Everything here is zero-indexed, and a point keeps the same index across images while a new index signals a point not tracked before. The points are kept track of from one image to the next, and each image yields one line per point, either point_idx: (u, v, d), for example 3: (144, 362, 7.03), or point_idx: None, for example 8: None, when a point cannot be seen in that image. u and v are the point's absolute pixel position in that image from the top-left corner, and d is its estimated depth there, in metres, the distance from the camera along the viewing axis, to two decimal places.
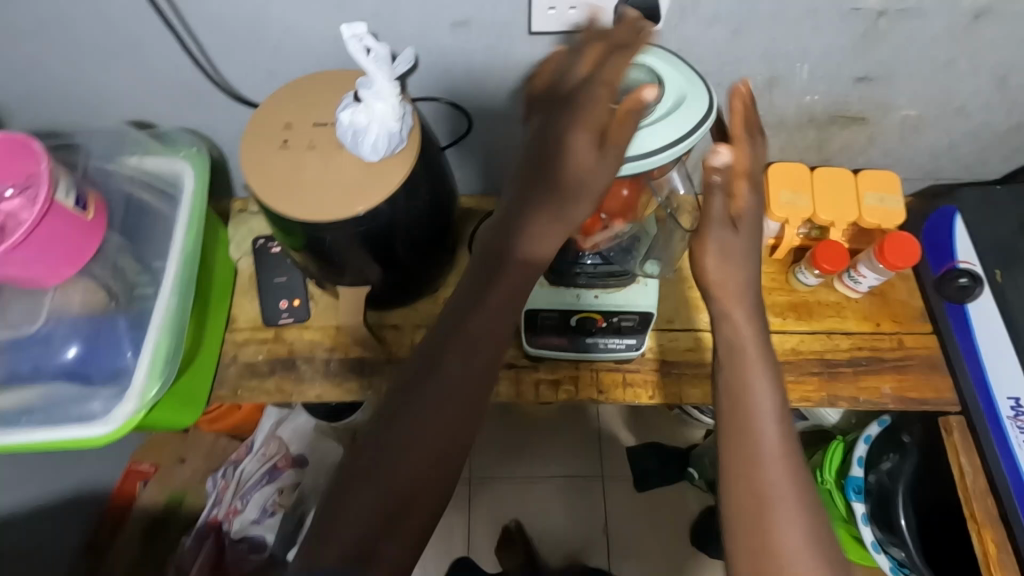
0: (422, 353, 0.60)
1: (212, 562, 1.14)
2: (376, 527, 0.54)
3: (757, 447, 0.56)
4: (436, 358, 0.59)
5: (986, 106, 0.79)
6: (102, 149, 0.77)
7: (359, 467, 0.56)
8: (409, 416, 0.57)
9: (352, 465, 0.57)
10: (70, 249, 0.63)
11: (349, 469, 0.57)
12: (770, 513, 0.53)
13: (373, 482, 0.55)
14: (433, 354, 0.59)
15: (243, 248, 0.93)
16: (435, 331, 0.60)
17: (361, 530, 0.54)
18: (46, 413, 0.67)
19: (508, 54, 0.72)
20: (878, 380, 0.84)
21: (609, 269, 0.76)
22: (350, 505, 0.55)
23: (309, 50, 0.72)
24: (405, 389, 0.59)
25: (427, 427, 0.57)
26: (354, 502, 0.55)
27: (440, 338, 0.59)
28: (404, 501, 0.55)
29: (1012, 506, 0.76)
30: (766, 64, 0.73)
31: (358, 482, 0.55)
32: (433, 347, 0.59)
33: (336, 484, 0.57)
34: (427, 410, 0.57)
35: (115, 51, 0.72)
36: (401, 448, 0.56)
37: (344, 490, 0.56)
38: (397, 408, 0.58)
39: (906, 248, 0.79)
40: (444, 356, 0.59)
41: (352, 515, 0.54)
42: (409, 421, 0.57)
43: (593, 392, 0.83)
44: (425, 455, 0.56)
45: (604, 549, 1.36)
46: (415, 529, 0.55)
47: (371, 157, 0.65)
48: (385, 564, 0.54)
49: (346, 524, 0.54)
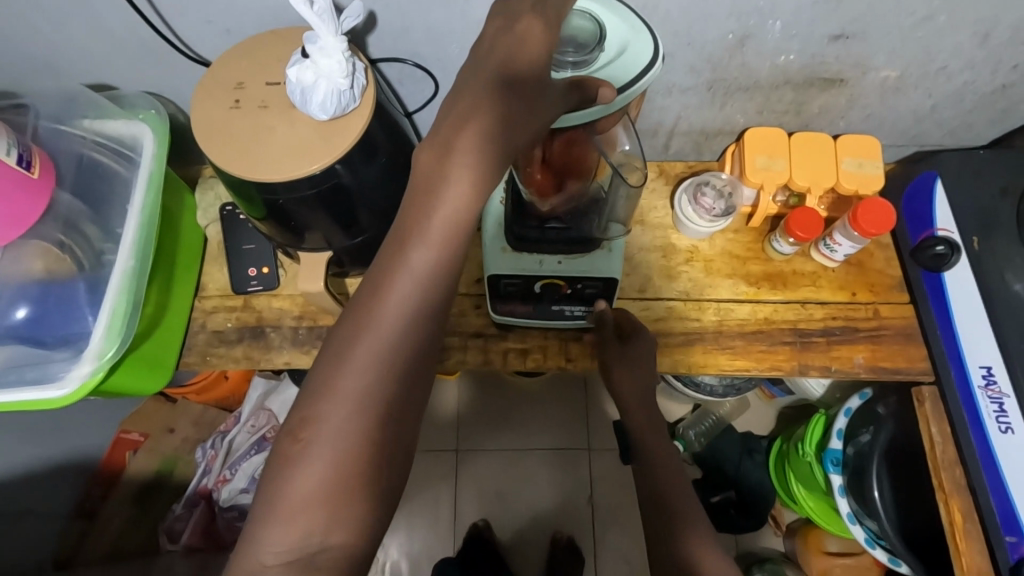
0: (356, 306, 0.49)
1: (202, 526, 1.21)
2: (322, 521, 0.45)
3: (663, 471, 0.75)
4: (372, 312, 0.48)
5: (969, 66, 0.76)
6: (55, 110, 0.75)
7: (294, 451, 0.46)
8: (348, 385, 0.47)
9: (285, 450, 0.47)
10: (15, 209, 0.63)
11: (283, 455, 0.47)
12: (683, 524, 0.69)
13: (314, 468, 0.46)
14: (367, 307, 0.48)
15: (210, 214, 0.90)
16: (369, 278, 0.49)
17: (305, 525, 0.45)
18: (2, 376, 0.67)
19: (468, 11, 0.69)
20: (851, 349, 0.83)
21: (570, 235, 0.73)
22: (289, 497, 0.46)
23: (264, 9, 0.70)
24: (339, 351, 0.48)
25: (370, 396, 0.47)
26: (293, 494, 0.46)
27: (376, 286, 0.49)
28: (351, 487, 0.46)
29: (979, 478, 0.76)
30: (736, 21, 0.70)
31: (295, 469, 0.46)
32: (368, 300, 0.49)
33: (272, 474, 0.47)
34: (368, 376, 0.47)
35: (62, 9, 0.69)
36: (343, 424, 0.46)
37: (280, 481, 0.46)
38: (330, 377, 0.47)
39: (881, 213, 0.77)
40: (382, 309, 0.48)
41: (292, 509, 0.45)
42: (348, 392, 0.47)
43: (559, 361, 0.83)
44: (372, 430, 0.47)
45: (589, 518, 1.37)
46: (366, 516, 0.47)
47: (321, 117, 0.63)
48: (334, 562, 0.45)
49: (288, 521, 0.45)
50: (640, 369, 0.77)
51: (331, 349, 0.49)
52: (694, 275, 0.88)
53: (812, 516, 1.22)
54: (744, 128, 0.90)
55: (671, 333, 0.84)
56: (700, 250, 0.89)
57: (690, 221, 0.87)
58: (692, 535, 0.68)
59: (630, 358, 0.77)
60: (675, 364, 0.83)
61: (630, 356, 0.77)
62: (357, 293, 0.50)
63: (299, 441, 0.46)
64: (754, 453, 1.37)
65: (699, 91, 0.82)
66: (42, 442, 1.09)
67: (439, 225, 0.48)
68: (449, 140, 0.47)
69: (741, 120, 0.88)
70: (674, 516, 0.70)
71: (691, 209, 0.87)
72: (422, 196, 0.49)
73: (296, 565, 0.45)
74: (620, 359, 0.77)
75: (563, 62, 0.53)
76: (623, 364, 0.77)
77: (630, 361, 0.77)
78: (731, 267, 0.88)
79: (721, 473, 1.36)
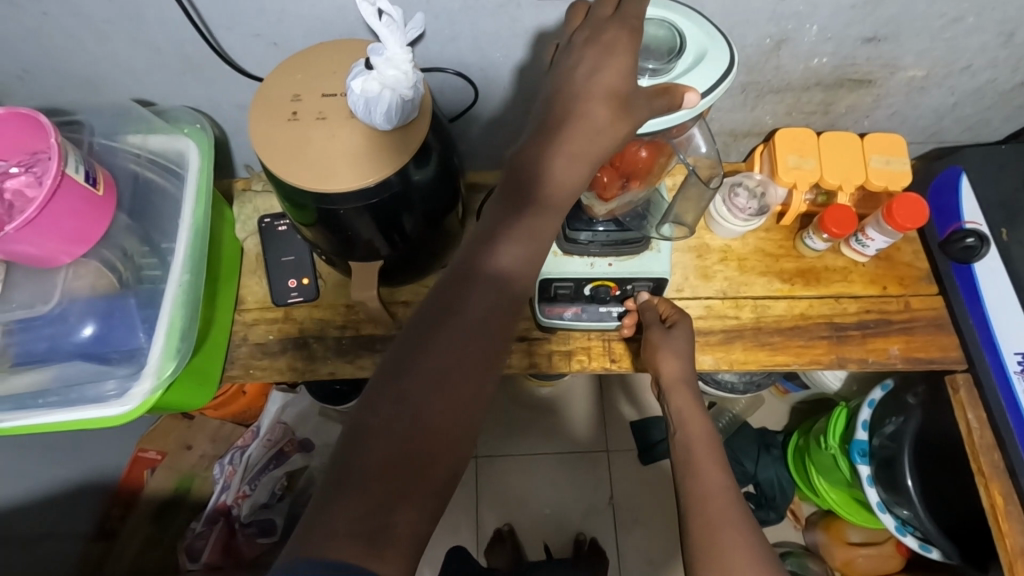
0: (437, 294, 0.53)
1: (223, 543, 1.14)
2: (393, 493, 0.44)
3: (699, 479, 0.65)
4: (457, 299, 0.52)
5: (991, 64, 0.79)
6: (106, 126, 0.75)
7: (371, 423, 0.47)
8: (427, 364, 0.49)
9: (361, 422, 0.47)
10: (82, 226, 0.64)
11: (359, 426, 0.47)
12: (718, 535, 0.59)
13: (390, 439, 0.46)
14: (452, 294, 0.52)
15: (249, 227, 0.91)
16: (454, 270, 0.54)
17: (377, 496, 0.44)
18: (61, 395, 0.67)
19: (516, 21, 0.71)
20: (886, 341, 0.85)
21: (623, 235, 0.75)
22: (362, 466, 0.45)
23: (314, 20, 0.71)
24: (421, 332, 0.51)
25: (448, 374, 0.49)
26: (368, 464, 0.45)
27: (462, 278, 0.53)
28: (421, 460, 0.46)
29: (1019, 458, 0.78)
30: (775, 25, 0.72)
31: (370, 440, 0.46)
32: (453, 288, 0.52)
33: (343, 447, 0.46)
34: (447, 356, 0.50)
35: (112, 22, 0.69)
36: (420, 398, 0.48)
37: (354, 451, 0.45)
38: (410, 355, 0.50)
39: (914, 208, 0.80)
40: (466, 297, 0.52)
41: (365, 479, 0.44)
42: (427, 370, 0.49)
43: (604, 361, 0.84)
44: (447, 405, 0.48)
45: (610, 517, 1.38)
46: (432, 493, 0.46)
47: (385, 126, 0.64)
48: (402, 540, 0.43)
49: (360, 492, 0.44)
50: (685, 357, 0.77)
51: (412, 331, 0.51)
52: (728, 273, 0.89)
53: (835, 508, 1.23)
54: (772, 128, 0.93)
55: (711, 331, 0.86)
56: (733, 249, 0.91)
57: (724, 221, 0.88)
58: (729, 548, 0.57)
59: (673, 345, 0.77)
60: (717, 361, 0.84)
61: (672, 342, 0.77)
62: (438, 284, 0.54)
63: (377, 415, 0.47)
64: (771, 447, 1.38)
65: (733, 94, 0.85)
66: (65, 461, 1.06)
67: (529, 223, 0.54)
68: (540, 143, 0.53)
69: (770, 121, 0.92)
70: (709, 524, 0.60)
71: (726, 208, 0.88)
72: (512, 197, 0.55)
73: (365, 539, 0.42)
74: (663, 344, 0.77)
75: (643, 68, 0.57)
76: (666, 350, 0.77)
77: (672, 347, 0.77)
78: (764, 265, 0.90)
79: (741, 469, 1.36)
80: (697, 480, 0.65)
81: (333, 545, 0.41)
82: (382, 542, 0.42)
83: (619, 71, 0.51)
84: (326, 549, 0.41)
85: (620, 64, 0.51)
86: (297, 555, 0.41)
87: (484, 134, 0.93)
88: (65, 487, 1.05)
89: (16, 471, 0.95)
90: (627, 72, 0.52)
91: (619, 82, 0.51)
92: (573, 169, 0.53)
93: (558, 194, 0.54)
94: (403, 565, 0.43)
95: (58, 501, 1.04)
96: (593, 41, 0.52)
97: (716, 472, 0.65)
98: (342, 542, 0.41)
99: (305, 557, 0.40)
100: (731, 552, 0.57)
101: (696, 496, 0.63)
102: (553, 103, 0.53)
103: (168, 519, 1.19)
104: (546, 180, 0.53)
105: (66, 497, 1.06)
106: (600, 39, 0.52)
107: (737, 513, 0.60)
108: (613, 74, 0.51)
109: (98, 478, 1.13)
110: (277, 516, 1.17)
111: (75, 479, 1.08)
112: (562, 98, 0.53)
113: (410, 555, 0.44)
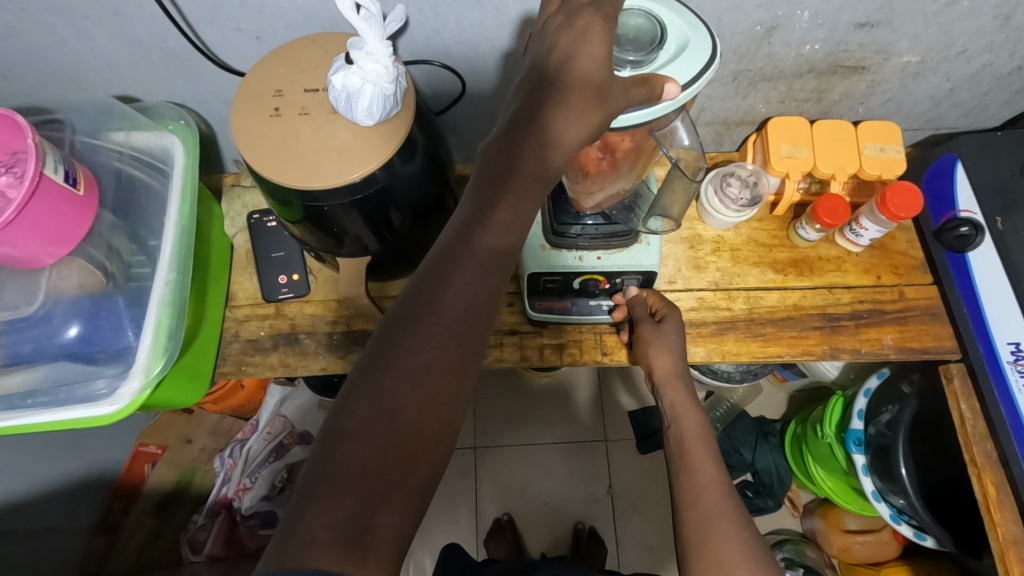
0: (414, 289, 0.51)
1: (224, 536, 1.15)
2: (374, 495, 0.44)
3: (693, 474, 0.65)
4: (434, 294, 0.51)
5: (987, 49, 0.77)
6: (88, 124, 0.75)
7: (348, 426, 0.46)
8: (405, 362, 0.49)
9: (340, 425, 0.46)
10: (64, 226, 0.63)
11: (338, 427, 0.46)
12: (711, 531, 0.58)
13: (370, 440, 0.46)
14: (429, 287, 0.51)
15: (238, 223, 0.92)
16: (431, 261, 0.52)
17: (359, 499, 0.44)
18: (51, 395, 0.68)
19: (501, 11, 0.70)
20: (879, 331, 0.85)
21: (611, 228, 0.76)
22: (341, 469, 0.44)
23: (296, 13, 0.70)
24: (399, 328, 0.50)
25: (427, 372, 0.49)
26: (347, 466, 0.45)
27: (439, 270, 0.51)
28: (402, 460, 0.46)
29: (1010, 447, 0.77)
30: (765, 12, 0.71)
31: (348, 441, 0.46)
32: (430, 283, 0.51)
33: (322, 448, 0.46)
34: (425, 354, 0.49)
35: (93, 17, 0.68)
36: (398, 398, 0.47)
37: (332, 454, 0.45)
38: (387, 354, 0.49)
39: (910, 197, 0.79)
40: (444, 291, 0.51)
41: (345, 482, 0.44)
42: (406, 368, 0.48)
43: (596, 354, 0.83)
44: (426, 403, 0.48)
45: (608, 505, 1.38)
46: (415, 493, 0.46)
47: (367, 122, 0.63)
48: (385, 541, 0.43)
49: (341, 495, 0.43)
50: (676, 350, 0.77)
51: (389, 327, 0.50)
52: (721, 264, 0.89)
53: (830, 495, 1.23)
54: (765, 116, 0.93)
55: (703, 323, 0.85)
56: (727, 239, 0.90)
57: (716, 212, 0.87)
58: (723, 543, 0.57)
59: (664, 339, 0.77)
60: (710, 352, 0.84)
61: (663, 337, 0.77)
62: (415, 279, 0.52)
63: (355, 416, 0.47)
64: (768, 435, 1.38)
65: (725, 82, 0.84)
66: (66, 455, 1.06)
67: (507, 212, 0.52)
68: (518, 134, 0.52)
69: (763, 110, 0.91)
70: (703, 519, 0.60)
71: (717, 200, 0.87)
72: (490, 185, 0.53)
73: (346, 543, 0.42)
74: (654, 340, 0.77)
75: (623, 61, 0.56)
76: (657, 345, 0.76)
77: (664, 341, 0.76)
78: (758, 255, 0.89)
79: (738, 457, 1.35)
80: (690, 477, 0.64)
81: (313, 551, 0.41)
82: (366, 544, 0.42)
83: (593, 61, 0.51)
84: (306, 556, 0.41)
85: (594, 53, 0.51)
86: (276, 563, 0.41)
87: (475, 125, 0.93)
88: (68, 483, 1.05)
89: (18, 468, 0.95)
90: (604, 63, 0.51)
91: (596, 72, 0.51)
92: (551, 160, 0.53)
93: (537, 186, 0.53)
94: (386, 566, 0.43)
95: (61, 496, 1.03)
96: (567, 26, 0.52)
97: (711, 467, 0.65)
98: (323, 549, 0.41)
99: (284, 566, 0.40)
100: (725, 547, 0.57)
101: (688, 494, 0.63)
102: (531, 90, 0.53)
103: (169, 511, 1.19)
104: (527, 172, 0.52)
105: (69, 492, 1.05)
106: (574, 27, 0.51)
107: (730, 507, 0.60)
108: (587, 62, 0.51)
109: (100, 472, 1.13)
110: (279, 508, 1.18)
111: (79, 475, 1.08)
112: (539, 88, 0.52)
113: (394, 556, 0.44)
